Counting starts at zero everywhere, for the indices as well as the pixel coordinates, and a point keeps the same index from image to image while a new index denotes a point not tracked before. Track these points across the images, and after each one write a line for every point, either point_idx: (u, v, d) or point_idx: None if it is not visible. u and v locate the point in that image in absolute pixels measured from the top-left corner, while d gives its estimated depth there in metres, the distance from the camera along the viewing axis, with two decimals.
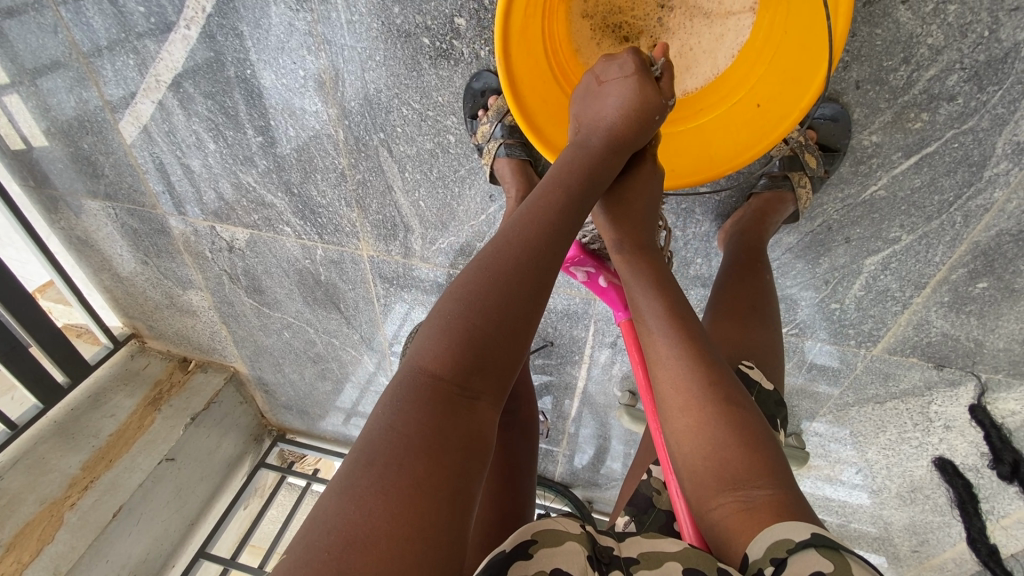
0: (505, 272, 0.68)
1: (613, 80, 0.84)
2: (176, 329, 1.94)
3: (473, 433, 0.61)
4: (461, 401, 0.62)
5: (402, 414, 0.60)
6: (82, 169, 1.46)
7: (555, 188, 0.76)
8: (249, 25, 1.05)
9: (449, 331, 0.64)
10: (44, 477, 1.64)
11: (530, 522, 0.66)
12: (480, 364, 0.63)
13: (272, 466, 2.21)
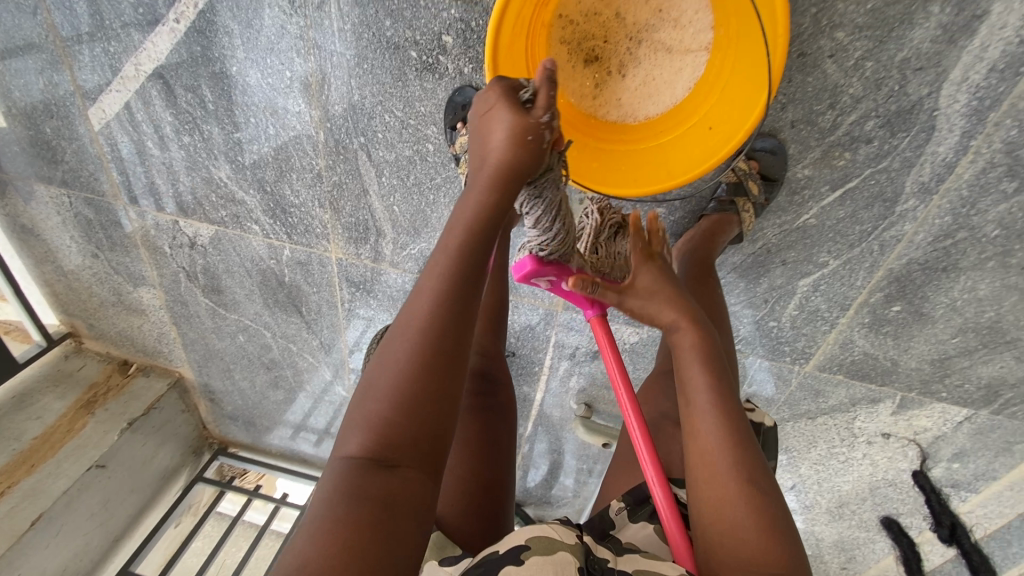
0: (397, 358, 0.70)
1: (489, 116, 0.81)
2: (121, 330, 1.85)
3: (401, 502, 0.64)
4: (379, 466, 0.65)
5: (326, 496, 0.64)
6: (40, 154, 1.42)
7: (440, 252, 0.76)
8: (242, 25, 1.09)
9: (355, 421, 0.69)
10: None
11: (522, 530, 0.72)
12: (392, 440, 0.66)
13: (210, 481, 2.08)
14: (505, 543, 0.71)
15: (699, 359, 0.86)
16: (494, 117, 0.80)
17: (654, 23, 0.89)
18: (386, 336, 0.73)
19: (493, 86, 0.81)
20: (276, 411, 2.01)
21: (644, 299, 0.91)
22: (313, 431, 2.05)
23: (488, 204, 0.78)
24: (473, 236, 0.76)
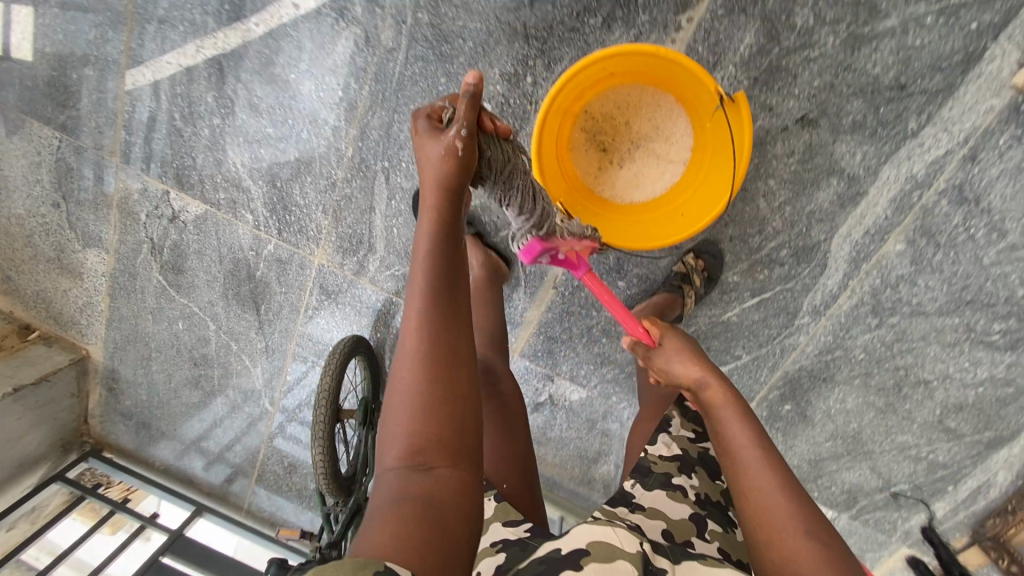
0: (411, 377, 0.75)
1: (419, 146, 0.81)
2: (42, 289, 1.73)
3: (437, 494, 0.71)
4: (416, 472, 0.73)
5: (379, 505, 0.71)
6: (55, 95, 1.46)
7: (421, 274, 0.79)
8: (314, 44, 1.27)
9: (389, 438, 0.75)
10: None
11: (590, 534, 0.74)
12: (419, 445, 0.74)
13: (70, 483, 1.83)
14: (570, 543, 0.73)
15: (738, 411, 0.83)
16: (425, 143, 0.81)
17: (651, 135, 1.11)
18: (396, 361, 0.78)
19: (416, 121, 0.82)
20: (180, 415, 1.87)
21: (671, 356, 0.92)
22: (214, 446, 1.90)
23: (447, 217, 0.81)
24: (446, 250, 0.79)
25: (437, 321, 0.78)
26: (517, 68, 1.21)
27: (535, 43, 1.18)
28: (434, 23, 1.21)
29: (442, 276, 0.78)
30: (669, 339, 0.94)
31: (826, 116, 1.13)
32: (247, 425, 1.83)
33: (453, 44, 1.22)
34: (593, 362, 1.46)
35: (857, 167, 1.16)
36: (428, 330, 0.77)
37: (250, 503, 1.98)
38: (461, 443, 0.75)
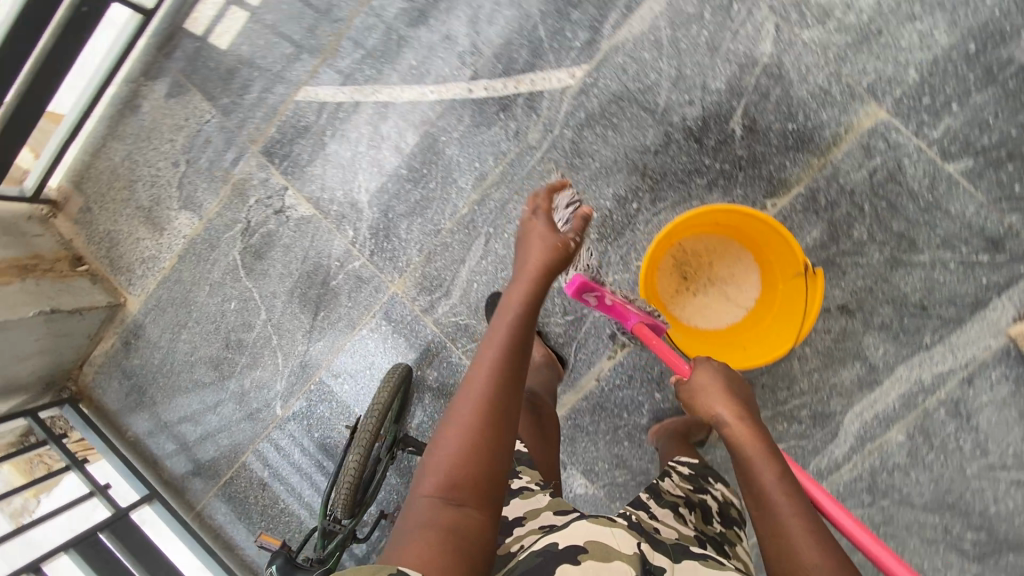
0: (467, 413, 0.84)
1: (531, 243, 1.10)
2: (114, 231, 1.80)
3: (461, 530, 0.76)
4: (450, 502, 0.78)
5: (412, 525, 0.76)
6: (228, 82, 1.66)
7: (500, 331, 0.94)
8: (473, 122, 1.53)
9: (433, 463, 0.81)
10: None
11: (591, 532, 0.80)
12: (455, 480, 0.79)
13: (38, 422, 1.77)
14: (569, 539, 0.79)
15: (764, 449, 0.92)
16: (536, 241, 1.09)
17: (727, 280, 1.33)
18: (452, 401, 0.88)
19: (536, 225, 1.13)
20: (183, 390, 1.85)
21: (695, 387, 1.06)
22: (200, 433, 1.85)
23: (530, 294, 0.99)
24: (525, 320, 0.96)
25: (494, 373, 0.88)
26: (628, 193, 1.45)
27: (649, 180, 1.44)
28: (575, 138, 1.48)
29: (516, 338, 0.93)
30: (703, 376, 1.06)
31: (862, 311, 1.38)
32: (245, 421, 1.81)
33: (584, 159, 1.47)
34: (609, 461, 1.54)
35: (878, 359, 1.38)
36: (485, 379, 0.87)
37: (202, 507, 1.86)
38: (491, 487, 0.81)
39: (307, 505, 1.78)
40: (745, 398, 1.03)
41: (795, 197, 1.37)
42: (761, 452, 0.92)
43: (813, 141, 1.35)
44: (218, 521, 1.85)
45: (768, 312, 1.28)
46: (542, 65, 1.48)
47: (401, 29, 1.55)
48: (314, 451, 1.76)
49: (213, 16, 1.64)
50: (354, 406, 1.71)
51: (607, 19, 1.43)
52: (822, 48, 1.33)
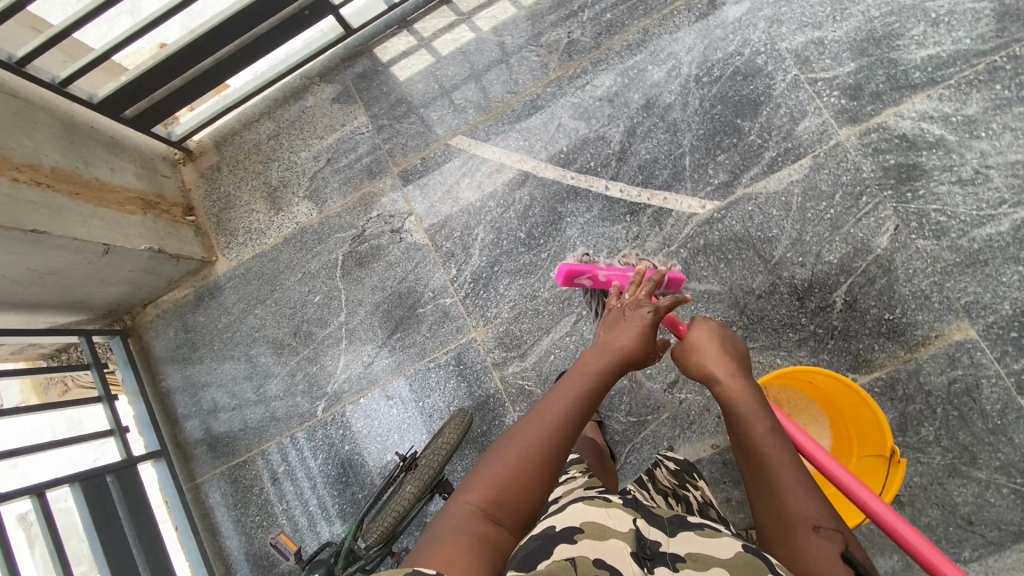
0: (529, 442, 0.84)
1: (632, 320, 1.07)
2: (232, 195, 1.89)
3: (492, 546, 0.75)
4: (489, 521, 0.78)
5: (450, 530, 0.75)
6: (393, 107, 1.82)
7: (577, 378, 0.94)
8: (600, 214, 1.65)
9: (484, 478, 0.81)
10: (20, 140, 1.39)
11: (586, 514, 0.82)
12: (499, 500, 0.79)
13: (88, 347, 1.76)
14: (565, 522, 0.81)
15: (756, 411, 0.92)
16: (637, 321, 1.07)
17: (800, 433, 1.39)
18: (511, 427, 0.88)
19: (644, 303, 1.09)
20: (231, 361, 1.85)
21: (694, 344, 1.04)
22: (230, 407, 1.84)
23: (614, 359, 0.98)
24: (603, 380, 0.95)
25: (563, 419, 0.87)
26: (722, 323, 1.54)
27: (745, 318, 1.53)
28: (688, 259, 1.58)
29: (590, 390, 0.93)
30: (702, 336, 1.05)
31: (911, 504, 1.42)
32: (279, 412, 1.80)
33: (691, 280, 1.57)
34: None
35: None
36: (553, 421, 0.86)
37: (201, 482, 1.82)
38: (527, 519, 0.80)
39: (308, 514, 1.73)
40: (740, 356, 1.02)
41: (875, 379, 1.47)
42: (752, 413, 0.92)
43: (904, 335, 1.46)
44: (211, 502, 1.80)
45: None
46: (678, 188, 1.61)
47: (563, 116, 1.71)
48: (335, 464, 1.73)
49: (402, 51, 1.83)
50: (393, 432, 1.70)
51: (749, 169, 1.57)
52: (932, 258, 1.46)
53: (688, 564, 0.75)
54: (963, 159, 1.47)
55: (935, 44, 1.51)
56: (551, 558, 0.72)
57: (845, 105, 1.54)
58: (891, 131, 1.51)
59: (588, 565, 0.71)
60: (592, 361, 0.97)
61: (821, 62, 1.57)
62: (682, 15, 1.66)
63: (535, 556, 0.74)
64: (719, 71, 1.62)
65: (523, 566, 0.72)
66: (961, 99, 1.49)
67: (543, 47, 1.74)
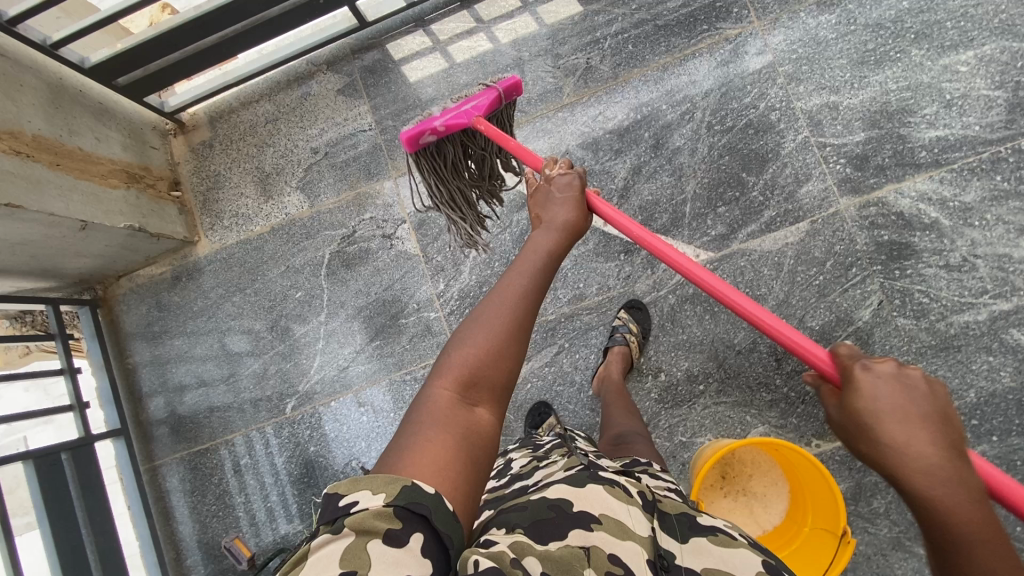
0: (491, 323, 0.82)
1: (564, 197, 1.06)
2: (222, 175, 1.82)
3: (471, 427, 0.73)
4: (463, 404, 0.75)
5: (425, 420, 0.72)
6: (399, 108, 1.77)
7: (528, 257, 0.93)
8: (595, 248, 1.64)
9: (451, 364, 0.78)
10: (3, 103, 1.32)
11: (609, 504, 0.80)
12: (470, 381, 0.77)
13: (56, 316, 1.71)
14: (585, 504, 0.79)
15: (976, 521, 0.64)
16: (569, 198, 1.07)
17: (756, 495, 1.44)
18: (470, 315, 0.85)
19: (574, 175, 1.09)
20: (204, 346, 1.81)
21: (885, 401, 0.72)
22: (197, 392, 1.80)
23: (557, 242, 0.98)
24: (551, 257, 0.95)
25: (519, 298, 0.87)
26: (699, 374, 1.56)
27: (722, 372, 1.55)
28: (675, 306, 1.59)
29: (543, 269, 0.92)
30: (888, 395, 0.72)
31: (853, 570, 1.47)
32: (247, 404, 1.77)
33: (674, 327, 1.58)
34: None
35: None
36: (508, 300, 0.85)
37: (159, 465, 1.79)
38: (502, 395, 0.79)
39: (264, 511, 1.71)
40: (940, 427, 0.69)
41: (837, 448, 1.50)
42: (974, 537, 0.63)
43: None
44: (168, 485, 1.78)
45: (784, 547, 1.35)
46: (675, 234, 1.60)
47: (570, 144, 1.68)
48: (297, 463, 1.72)
49: (415, 51, 1.77)
50: (361, 438, 1.69)
51: (747, 226, 1.57)
52: (909, 338, 1.49)
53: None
54: (954, 245, 1.50)
55: (945, 126, 1.53)
56: (564, 541, 0.73)
57: (850, 175, 1.55)
58: (889, 207, 1.53)
59: (601, 561, 0.72)
60: (542, 241, 0.97)
61: (833, 127, 1.57)
62: (703, 58, 1.64)
63: (549, 533, 0.74)
64: (732, 121, 1.61)
65: (535, 538, 0.73)
66: (961, 184, 1.51)
67: (561, 70, 1.71)
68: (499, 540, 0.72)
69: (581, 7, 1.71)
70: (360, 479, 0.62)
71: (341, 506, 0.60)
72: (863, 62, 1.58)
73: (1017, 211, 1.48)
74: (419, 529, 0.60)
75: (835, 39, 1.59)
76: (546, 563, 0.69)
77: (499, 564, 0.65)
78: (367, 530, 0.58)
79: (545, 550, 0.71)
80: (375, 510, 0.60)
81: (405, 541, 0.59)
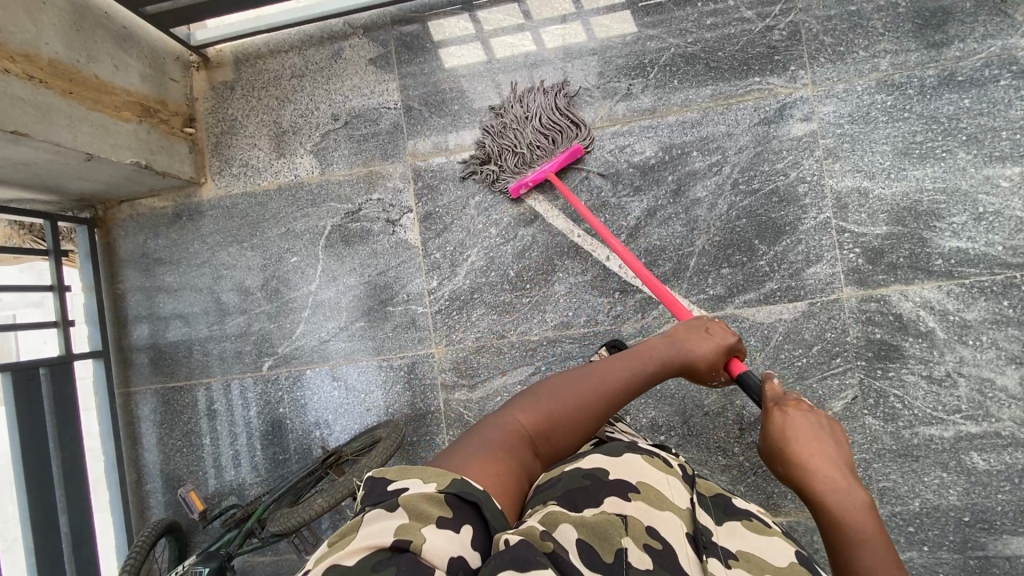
0: (580, 395, 0.97)
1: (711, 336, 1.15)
2: (239, 122, 1.78)
3: (524, 467, 0.87)
4: (526, 445, 0.90)
5: (495, 439, 0.88)
6: (428, 93, 1.71)
7: (639, 357, 1.07)
8: (591, 281, 1.64)
9: (534, 411, 0.95)
10: (25, 22, 1.28)
11: (645, 475, 0.93)
12: (541, 433, 0.93)
13: (53, 232, 1.73)
14: (620, 474, 0.93)
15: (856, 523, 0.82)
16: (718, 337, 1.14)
17: None
18: (569, 372, 1.03)
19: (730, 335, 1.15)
20: (193, 288, 1.83)
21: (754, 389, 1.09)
22: (179, 331, 1.84)
23: (678, 358, 1.09)
24: (659, 368, 1.06)
25: (616, 384, 1.01)
26: (663, 425, 1.59)
27: (684, 428, 1.58)
28: None
29: (645, 373, 1.05)
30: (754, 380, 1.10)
31: None
32: (227, 353, 1.81)
33: None
34: None
35: None
36: (601, 387, 0.99)
37: (135, 391, 1.85)
38: (555, 452, 0.94)
39: (227, 457, 1.79)
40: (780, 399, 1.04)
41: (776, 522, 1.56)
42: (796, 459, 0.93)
43: None
44: (140, 413, 1.85)
45: None
46: (674, 285, 1.59)
47: (592, 170, 1.64)
48: (265, 421, 1.78)
49: (457, 36, 1.70)
50: (330, 411, 1.74)
51: (746, 292, 1.56)
52: (872, 438, 1.51)
53: (739, 561, 0.84)
54: (942, 358, 1.50)
55: (968, 239, 1.49)
56: (600, 507, 0.85)
57: (860, 266, 1.53)
58: (890, 308, 1.51)
59: (638, 530, 0.81)
60: (659, 348, 1.09)
61: (857, 214, 1.53)
62: (746, 112, 1.58)
63: (586, 499, 0.87)
64: (758, 184, 1.57)
65: (571, 507, 0.84)
66: (967, 301, 1.49)
67: (600, 91, 1.64)
68: (531, 517, 0.80)
69: (635, 27, 1.63)
70: (412, 470, 0.75)
71: (392, 488, 0.73)
72: (906, 152, 1.52)
73: (1013, 340, 1.48)
74: (468, 520, 0.70)
75: (884, 122, 1.53)
76: (581, 530, 0.77)
77: (528, 536, 0.69)
78: (417, 509, 0.68)
79: (580, 518, 0.80)
80: (427, 494, 0.71)
81: (454, 526, 0.68)
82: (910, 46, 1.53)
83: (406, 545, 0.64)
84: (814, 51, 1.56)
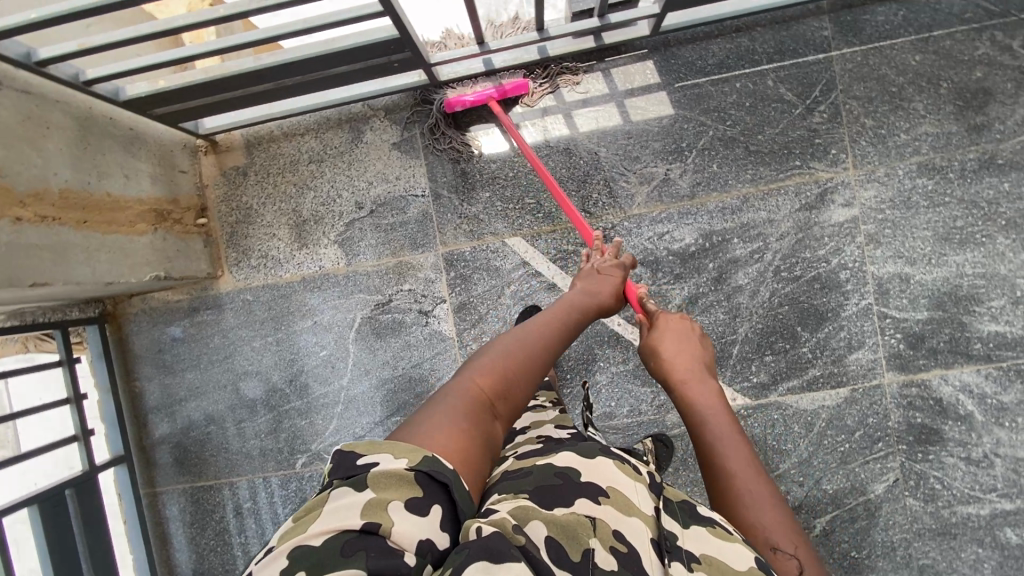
0: (528, 343, 0.91)
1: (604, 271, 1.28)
2: (253, 208, 1.68)
3: (489, 431, 0.76)
4: (490, 409, 0.79)
5: (457, 403, 0.76)
6: (458, 181, 1.64)
7: (564, 307, 1.08)
8: (632, 369, 1.62)
9: (487, 365, 0.84)
10: (33, 156, 1.16)
11: (614, 479, 0.79)
12: (502, 394, 0.81)
13: (64, 341, 1.63)
14: (592, 476, 0.78)
15: (732, 439, 0.93)
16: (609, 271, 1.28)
17: None
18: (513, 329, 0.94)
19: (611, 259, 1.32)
20: (216, 385, 1.75)
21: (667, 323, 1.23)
22: (203, 427, 1.76)
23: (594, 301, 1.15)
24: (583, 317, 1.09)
25: (557, 333, 0.98)
26: None
27: None
28: None
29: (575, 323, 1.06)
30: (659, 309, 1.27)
31: None
32: (254, 451, 1.75)
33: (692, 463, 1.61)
34: None
35: None
36: (547, 335, 0.96)
37: (160, 491, 1.79)
38: (515, 415, 0.83)
39: None
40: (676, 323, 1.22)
41: None
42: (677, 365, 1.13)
43: None
44: (167, 513, 1.79)
45: None
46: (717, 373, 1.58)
47: None
48: None
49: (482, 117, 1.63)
50: None
51: (789, 380, 1.57)
52: (913, 519, 1.55)
53: (702, 566, 0.71)
54: (979, 440, 1.53)
55: (1005, 322, 1.52)
56: (570, 508, 0.70)
57: (902, 351, 1.54)
58: (931, 392, 1.54)
59: (606, 532, 0.69)
60: (578, 298, 1.14)
61: (899, 300, 1.53)
62: (787, 196, 1.55)
63: (552, 500, 0.72)
64: (801, 271, 1.55)
65: (542, 503, 0.71)
66: (1004, 384, 1.53)
67: (636, 175, 1.59)
68: (500, 508, 0.69)
69: (672, 109, 1.57)
70: (381, 444, 0.65)
71: (360, 463, 0.63)
72: (947, 238, 1.52)
73: None
74: (437, 502, 0.62)
75: (926, 207, 1.52)
76: (551, 528, 0.66)
77: (502, 528, 0.62)
78: (382, 493, 0.60)
79: (552, 515, 0.69)
80: (397, 473, 0.62)
81: (424, 507, 0.61)
82: (951, 128, 1.51)
83: (374, 529, 0.57)
84: (855, 134, 1.53)
